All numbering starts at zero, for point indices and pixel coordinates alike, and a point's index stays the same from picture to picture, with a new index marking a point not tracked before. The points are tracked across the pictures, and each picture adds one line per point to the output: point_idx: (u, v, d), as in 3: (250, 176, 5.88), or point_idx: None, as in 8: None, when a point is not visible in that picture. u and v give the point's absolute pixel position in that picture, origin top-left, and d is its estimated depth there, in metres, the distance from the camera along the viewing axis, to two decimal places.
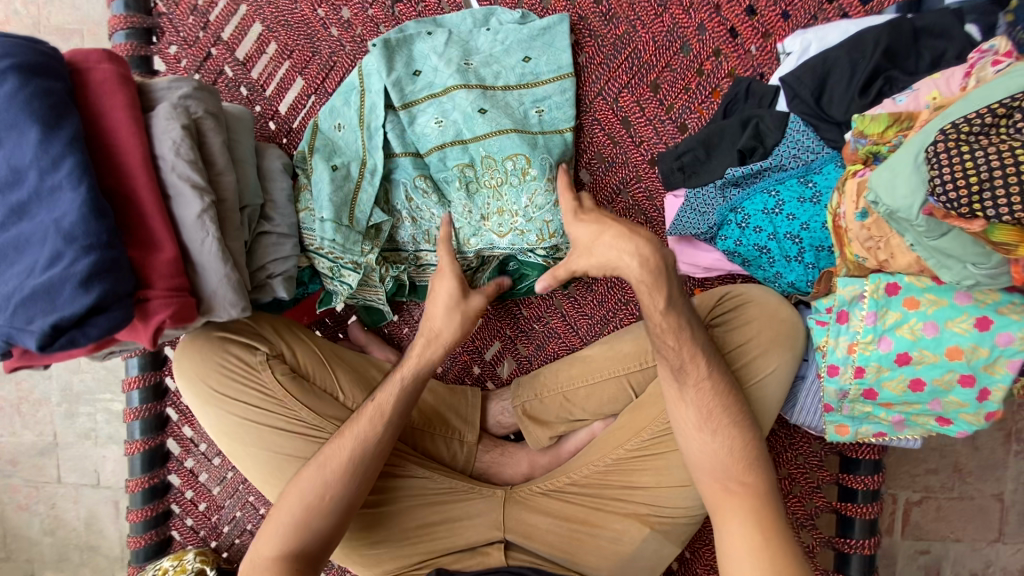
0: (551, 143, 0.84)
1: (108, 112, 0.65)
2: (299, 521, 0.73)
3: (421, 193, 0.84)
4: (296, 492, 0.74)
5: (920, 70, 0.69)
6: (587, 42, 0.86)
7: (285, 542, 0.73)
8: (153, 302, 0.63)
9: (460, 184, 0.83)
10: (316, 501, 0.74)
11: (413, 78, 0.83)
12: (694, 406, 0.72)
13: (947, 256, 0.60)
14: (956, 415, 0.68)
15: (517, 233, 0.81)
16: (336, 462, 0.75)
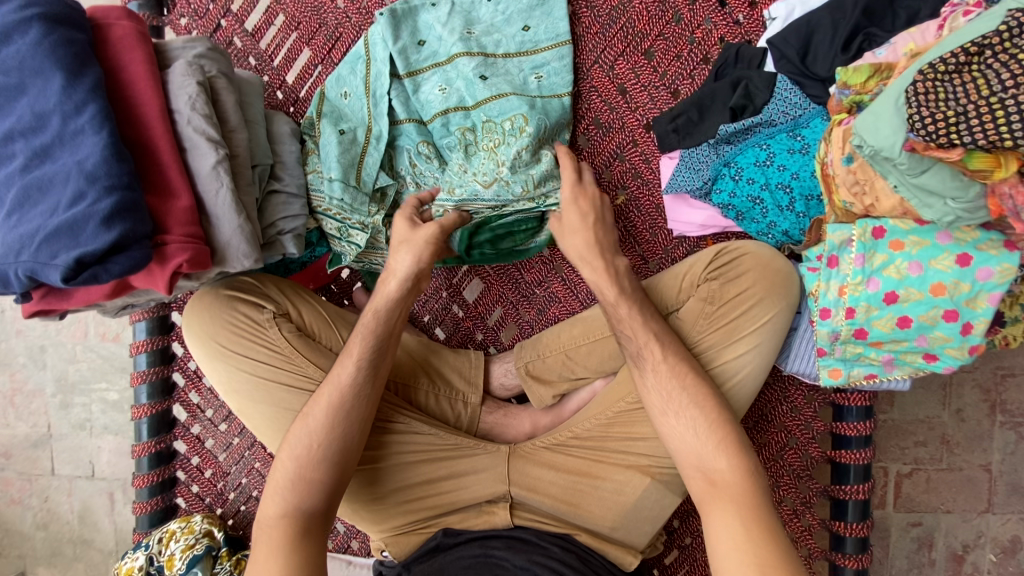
0: (549, 107, 0.86)
1: (127, 66, 0.67)
2: (295, 480, 0.75)
3: (424, 159, 0.86)
4: (288, 452, 0.77)
5: (896, 28, 0.74)
6: (584, 13, 0.89)
7: (287, 501, 0.74)
8: (171, 247, 0.64)
9: (460, 147, 0.84)
10: (304, 452, 0.76)
11: (419, 48, 0.86)
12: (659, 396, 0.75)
13: (928, 193, 0.63)
14: (942, 350, 0.72)
15: (502, 186, 0.82)
16: (318, 416, 0.77)
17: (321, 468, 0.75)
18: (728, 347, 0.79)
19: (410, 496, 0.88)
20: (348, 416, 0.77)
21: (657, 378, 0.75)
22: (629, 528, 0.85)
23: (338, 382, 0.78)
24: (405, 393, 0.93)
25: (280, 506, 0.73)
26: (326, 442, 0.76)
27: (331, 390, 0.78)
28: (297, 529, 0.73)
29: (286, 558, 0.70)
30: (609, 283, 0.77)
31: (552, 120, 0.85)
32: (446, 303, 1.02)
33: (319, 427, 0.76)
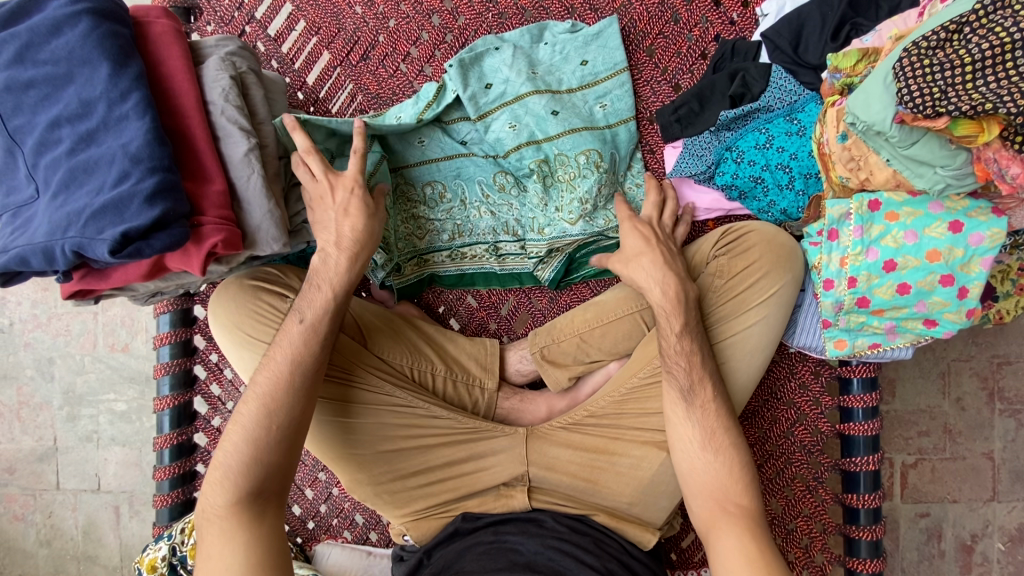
0: (613, 139, 0.93)
1: (166, 61, 0.71)
2: (239, 469, 0.73)
3: (500, 189, 0.95)
4: (229, 439, 0.75)
5: (880, 18, 0.80)
6: (634, 40, 0.95)
7: (232, 487, 0.73)
8: (206, 227, 0.67)
9: (538, 178, 0.92)
10: (256, 433, 0.74)
11: (486, 91, 0.91)
12: (699, 424, 0.77)
13: (919, 164, 0.68)
14: (941, 316, 0.76)
15: (587, 220, 0.91)
16: (262, 386, 0.76)
17: (270, 455, 0.74)
18: (738, 318, 0.83)
19: (432, 479, 0.90)
20: (296, 400, 0.75)
21: (675, 348, 0.79)
22: (647, 504, 0.87)
23: (281, 365, 0.76)
24: (420, 380, 0.93)
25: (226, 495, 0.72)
26: (272, 421, 0.74)
27: (280, 373, 0.75)
28: (247, 519, 0.72)
29: (243, 547, 0.71)
30: (676, 313, 0.79)
31: (619, 151, 0.93)
32: (460, 294, 1.04)
33: (270, 403, 0.75)
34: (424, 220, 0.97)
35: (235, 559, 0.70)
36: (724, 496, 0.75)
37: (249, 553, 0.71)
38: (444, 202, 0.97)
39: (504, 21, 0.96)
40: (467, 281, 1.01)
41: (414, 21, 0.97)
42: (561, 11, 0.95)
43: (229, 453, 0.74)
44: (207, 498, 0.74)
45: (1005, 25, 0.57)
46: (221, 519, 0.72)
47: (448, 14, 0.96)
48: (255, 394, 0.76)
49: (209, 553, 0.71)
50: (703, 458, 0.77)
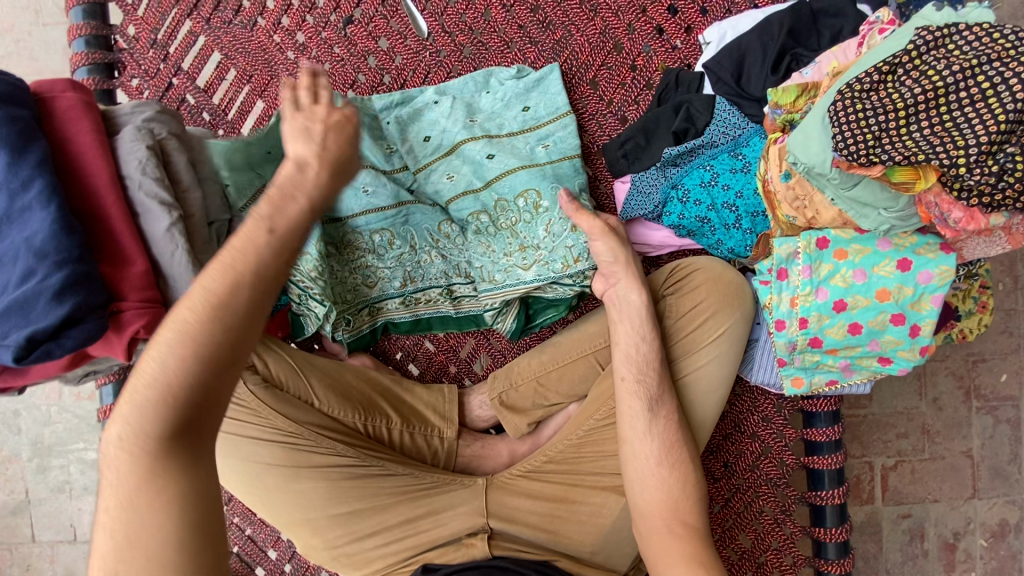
0: (558, 177, 0.87)
1: (74, 138, 0.68)
2: (175, 396, 0.52)
3: (447, 236, 0.91)
4: (158, 349, 0.53)
5: (822, 46, 0.79)
6: (571, 74, 0.92)
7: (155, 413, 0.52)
8: (126, 313, 0.64)
9: (478, 230, 0.90)
10: (192, 344, 0.53)
11: (425, 144, 0.90)
12: (659, 438, 0.76)
13: (863, 205, 0.66)
14: (894, 353, 0.75)
15: (540, 264, 0.86)
16: (211, 285, 0.54)
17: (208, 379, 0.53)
18: (688, 359, 0.81)
19: (388, 538, 0.86)
20: (258, 317, 0.55)
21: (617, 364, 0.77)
22: (610, 551, 0.86)
23: (242, 276, 0.54)
24: (376, 434, 0.91)
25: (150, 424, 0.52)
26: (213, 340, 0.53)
27: (237, 281, 0.54)
28: (183, 465, 0.53)
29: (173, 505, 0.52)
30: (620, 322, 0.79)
31: (568, 185, 0.86)
32: (417, 339, 1.01)
33: (216, 315, 0.53)
34: (373, 267, 0.92)
35: (163, 516, 0.51)
36: (674, 514, 0.73)
37: (185, 511, 0.52)
38: (393, 250, 0.91)
39: (442, 59, 0.93)
40: (423, 325, 0.96)
41: (349, 63, 0.93)
42: (499, 46, 0.92)
43: (159, 369, 0.52)
44: (124, 422, 0.53)
45: (937, 67, 0.55)
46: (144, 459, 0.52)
47: (385, 55, 0.93)
48: (199, 297, 0.54)
49: (124, 501, 0.52)
50: (651, 483, 0.75)
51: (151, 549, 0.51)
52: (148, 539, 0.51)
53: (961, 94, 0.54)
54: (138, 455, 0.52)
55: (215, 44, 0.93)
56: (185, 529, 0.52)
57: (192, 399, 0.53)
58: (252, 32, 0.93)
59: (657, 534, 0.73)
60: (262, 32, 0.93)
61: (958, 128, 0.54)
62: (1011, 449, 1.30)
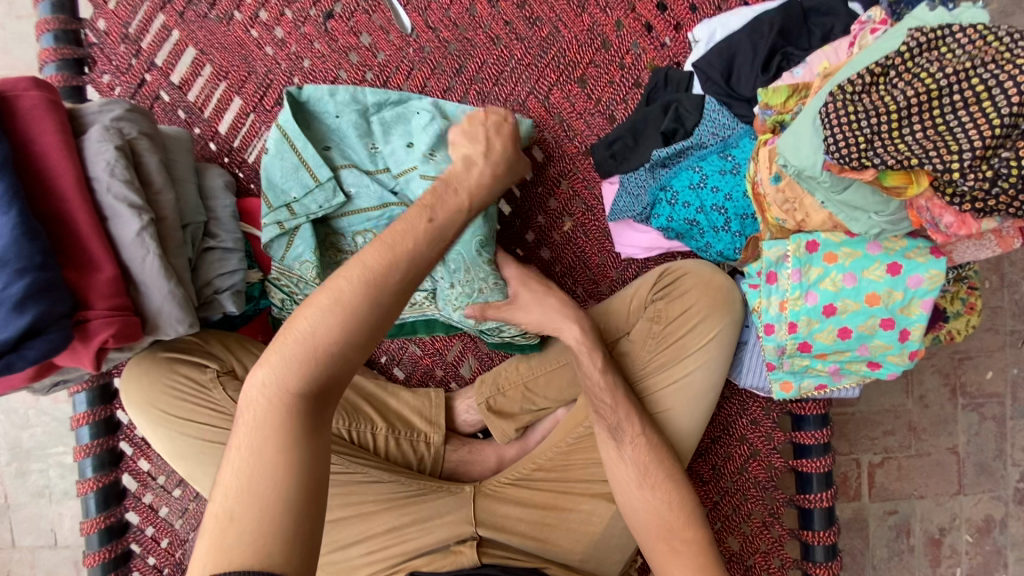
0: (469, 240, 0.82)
1: (37, 139, 0.65)
2: (320, 360, 0.54)
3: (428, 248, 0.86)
4: (311, 312, 0.55)
5: (812, 45, 0.77)
6: (558, 72, 0.90)
7: (299, 372, 0.54)
8: (93, 322, 0.62)
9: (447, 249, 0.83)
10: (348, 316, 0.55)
11: (408, 149, 0.84)
12: (633, 463, 0.75)
13: (853, 208, 0.65)
14: (884, 358, 0.74)
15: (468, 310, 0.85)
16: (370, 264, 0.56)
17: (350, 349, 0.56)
18: (677, 365, 0.81)
19: (372, 547, 0.84)
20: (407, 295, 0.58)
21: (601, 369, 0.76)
22: (600, 557, 0.84)
23: (399, 257, 0.57)
24: (360, 441, 0.90)
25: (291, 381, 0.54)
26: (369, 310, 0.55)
27: (393, 265, 0.56)
28: (309, 432, 0.54)
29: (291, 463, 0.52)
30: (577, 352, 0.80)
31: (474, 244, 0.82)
32: (402, 342, 0.99)
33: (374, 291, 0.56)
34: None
35: (283, 475, 0.52)
36: (668, 531, 0.72)
37: (303, 476, 0.52)
38: None
39: (426, 55, 0.90)
40: (408, 329, 0.92)
41: (330, 59, 0.90)
42: (484, 42, 0.90)
43: (310, 330, 0.54)
44: (266, 375, 0.55)
45: (930, 69, 0.54)
46: (275, 415, 0.53)
47: (366, 51, 0.90)
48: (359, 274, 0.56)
49: (251, 451, 0.53)
50: (640, 498, 0.74)
51: (267, 504, 0.50)
52: (266, 494, 0.51)
53: (955, 96, 0.53)
54: (274, 408, 0.53)
55: (189, 39, 0.90)
56: (297, 493, 0.52)
57: (334, 363, 0.55)
58: (228, 27, 0.90)
59: (657, 550, 0.72)
60: (238, 26, 0.90)
61: (951, 132, 0.53)
62: (996, 445, 1.31)
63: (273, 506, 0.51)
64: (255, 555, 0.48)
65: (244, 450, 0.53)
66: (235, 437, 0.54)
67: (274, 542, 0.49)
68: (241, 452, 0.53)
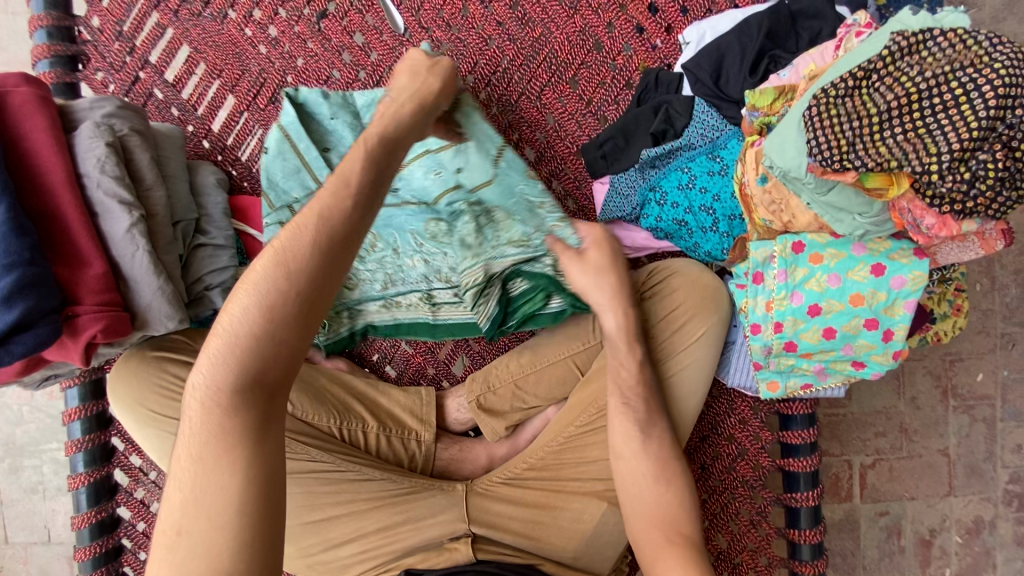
0: (510, 191, 0.81)
1: (29, 135, 0.66)
2: (242, 354, 0.52)
3: (432, 238, 0.84)
4: (236, 305, 0.53)
5: (799, 48, 0.78)
6: (549, 71, 0.90)
7: (230, 373, 0.52)
8: (82, 317, 0.63)
9: (470, 219, 0.82)
10: (273, 298, 0.52)
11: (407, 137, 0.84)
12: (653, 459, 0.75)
13: (838, 210, 0.66)
14: (868, 358, 0.75)
15: (526, 244, 0.79)
16: (291, 240, 0.54)
17: (282, 334, 0.53)
18: (667, 365, 0.81)
19: (364, 545, 0.84)
20: (347, 252, 0.55)
21: None
22: (591, 556, 0.84)
23: (334, 212, 0.54)
24: (351, 439, 0.90)
25: (224, 381, 0.52)
26: (297, 290, 0.53)
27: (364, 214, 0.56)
28: (250, 432, 0.52)
29: (242, 469, 0.51)
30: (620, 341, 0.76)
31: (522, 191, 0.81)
32: (394, 340, 0.99)
33: (297, 268, 0.53)
34: (355, 271, 0.87)
35: (228, 481, 0.51)
36: (670, 524, 0.72)
37: (247, 476, 0.51)
38: (374, 252, 0.86)
39: None
40: (406, 329, 0.91)
41: (323, 58, 0.91)
42: (476, 43, 0.90)
43: (238, 324, 0.53)
44: (201, 379, 0.53)
45: (910, 72, 0.55)
46: (208, 418, 0.52)
47: (360, 51, 0.91)
48: (274, 246, 0.54)
49: (193, 460, 0.52)
50: (654, 492, 0.74)
51: (213, 511, 0.50)
52: (212, 502, 0.50)
53: (934, 99, 0.53)
54: (212, 414, 0.52)
55: (183, 37, 0.90)
56: (247, 497, 0.51)
57: (264, 356, 0.53)
58: (222, 25, 0.90)
59: (652, 540, 0.72)
60: (232, 25, 0.90)
61: (930, 135, 0.53)
62: (987, 447, 1.32)
63: (224, 513, 0.50)
64: (212, 561, 0.49)
65: (186, 458, 0.52)
66: (177, 446, 0.53)
67: (224, 546, 0.49)
68: (184, 463, 0.52)
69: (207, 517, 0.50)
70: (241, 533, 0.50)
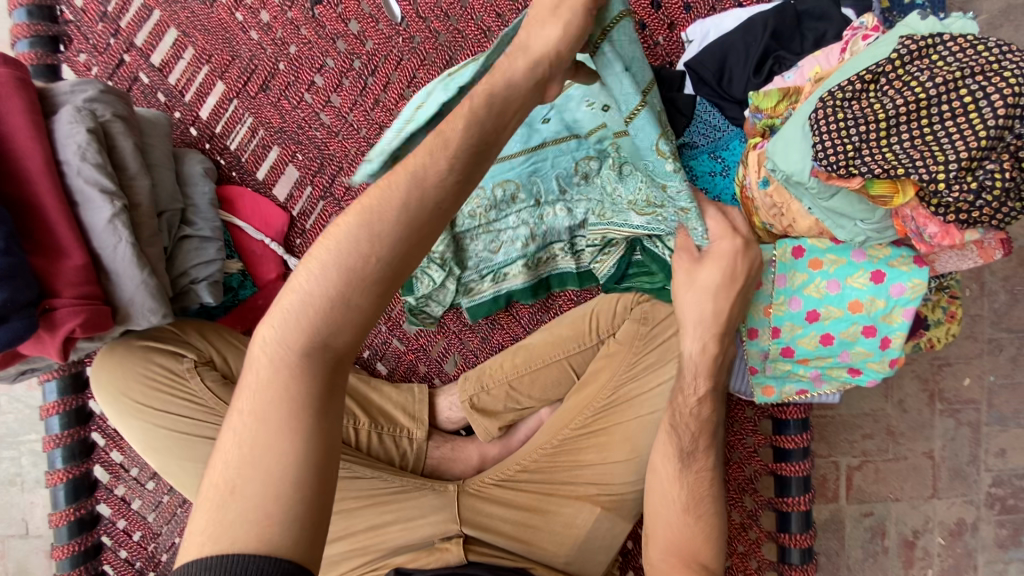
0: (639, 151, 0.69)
1: (5, 118, 0.63)
2: (316, 316, 0.50)
3: (578, 182, 0.80)
4: (313, 267, 0.51)
5: (804, 50, 0.76)
6: None
7: (301, 335, 0.50)
8: (60, 311, 0.60)
9: (612, 165, 0.78)
10: (356, 263, 0.50)
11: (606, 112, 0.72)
12: (688, 489, 0.73)
13: (840, 215, 0.65)
14: (864, 365, 0.74)
15: (656, 215, 0.73)
16: (383, 210, 0.51)
17: (360, 302, 0.50)
18: (661, 368, 0.83)
19: (353, 544, 0.82)
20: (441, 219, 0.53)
21: None
22: (584, 560, 0.83)
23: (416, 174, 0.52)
24: (342, 436, 0.89)
25: (296, 342, 0.50)
26: (382, 256, 0.50)
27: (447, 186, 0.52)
28: (316, 399, 0.49)
29: (298, 436, 0.48)
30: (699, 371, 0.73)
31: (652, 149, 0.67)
32: (386, 337, 0.97)
33: (384, 230, 0.50)
34: (496, 230, 0.82)
35: (285, 447, 0.48)
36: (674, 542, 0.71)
37: (307, 448, 0.48)
38: (515, 205, 0.81)
39: (416, 45, 0.88)
40: (543, 285, 0.89)
41: (317, 46, 0.88)
42: (475, 34, 0.88)
43: (318, 285, 0.50)
44: (272, 337, 0.50)
45: (920, 77, 0.54)
46: (274, 378, 0.49)
47: (355, 39, 0.88)
48: (357, 206, 0.52)
49: (255, 418, 0.49)
50: (680, 521, 0.72)
51: (269, 476, 0.47)
52: (268, 467, 0.47)
53: (942, 107, 0.53)
54: (279, 371, 0.49)
55: (171, 19, 0.87)
56: (301, 470, 0.47)
57: (340, 317, 0.50)
58: (212, 8, 0.87)
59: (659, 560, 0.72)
60: (222, 8, 0.87)
61: (938, 142, 0.53)
62: (970, 450, 1.33)
63: (275, 485, 0.47)
64: (262, 531, 0.45)
65: (247, 415, 0.50)
66: (237, 401, 0.51)
67: (279, 520, 0.46)
68: (245, 419, 0.50)
69: (261, 482, 0.47)
70: (298, 505, 0.47)
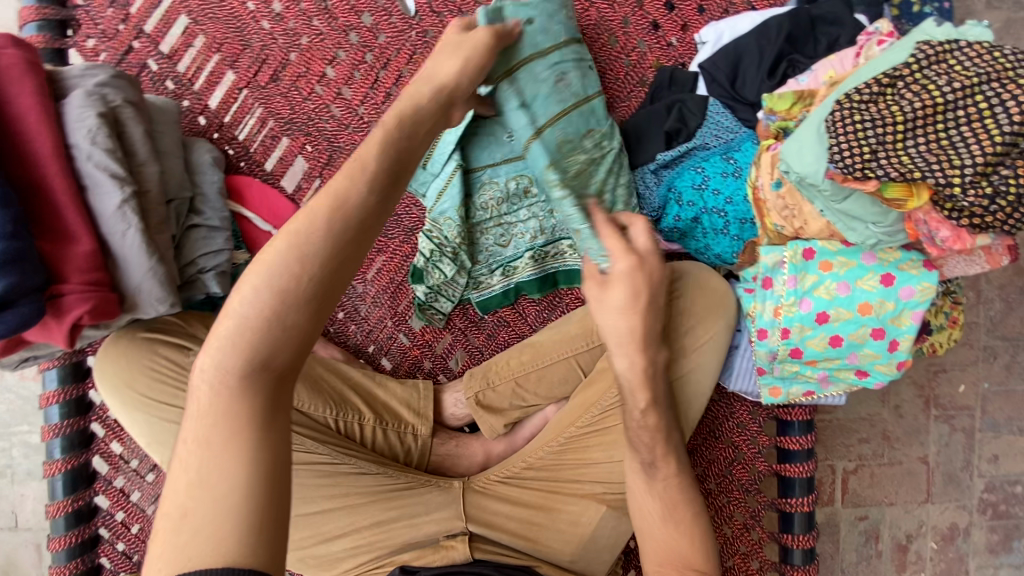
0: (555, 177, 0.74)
1: (13, 100, 0.62)
2: (252, 338, 0.50)
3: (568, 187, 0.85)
4: (244, 289, 0.50)
5: (818, 53, 0.77)
6: None
7: (234, 357, 0.50)
8: (68, 297, 0.60)
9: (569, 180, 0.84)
10: (286, 283, 0.50)
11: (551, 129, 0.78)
12: (659, 498, 0.70)
13: (851, 218, 0.65)
14: (872, 367, 0.75)
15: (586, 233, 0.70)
16: (312, 230, 0.51)
17: (297, 318, 0.51)
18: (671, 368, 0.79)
19: (357, 541, 0.82)
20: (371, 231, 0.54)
21: None
22: (588, 559, 0.83)
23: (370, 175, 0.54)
24: (347, 431, 0.88)
25: (231, 364, 0.49)
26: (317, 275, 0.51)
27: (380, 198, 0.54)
28: (259, 416, 0.49)
29: (247, 456, 0.48)
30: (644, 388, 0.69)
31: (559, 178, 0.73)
32: (392, 332, 0.97)
33: (313, 249, 0.51)
34: (508, 225, 0.88)
35: (236, 469, 0.47)
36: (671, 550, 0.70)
37: (253, 465, 0.48)
38: (528, 198, 0.87)
39: (428, 40, 0.88)
40: (550, 282, 0.91)
41: (329, 37, 0.87)
42: None
43: (249, 308, 0.50)
44: (207, 362, 0.50)
45: (938, 81, 0.54)
46: (216, 401, 0.49)
47: (368, 32, 0.87)
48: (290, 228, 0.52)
49: (198, 443, 0.49)
50: (658, 530, 0.69)
51: (219, 497, 0.46)
52: (217, 488, 0.47)
53: (958, 112, 0.54)
54: (218, 395, 0.49)
55: (182, 7, 0.86)
56: (259, 485, 0.47)
57: (274, 337, 0.50)
58: None
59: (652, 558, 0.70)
60: None
61: (954, 147, 0.54)
62: (964, 456, 1.34)
63: (224, 507, 0.46)
64: (215, 552, 0.45)
65: (191, 443, 0.49)
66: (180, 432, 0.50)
67: (231, 540, 0.45)
68: (189, 446, 0.49)
69: (209, 506, 0.46)
70: (252, 519, 0.46)
